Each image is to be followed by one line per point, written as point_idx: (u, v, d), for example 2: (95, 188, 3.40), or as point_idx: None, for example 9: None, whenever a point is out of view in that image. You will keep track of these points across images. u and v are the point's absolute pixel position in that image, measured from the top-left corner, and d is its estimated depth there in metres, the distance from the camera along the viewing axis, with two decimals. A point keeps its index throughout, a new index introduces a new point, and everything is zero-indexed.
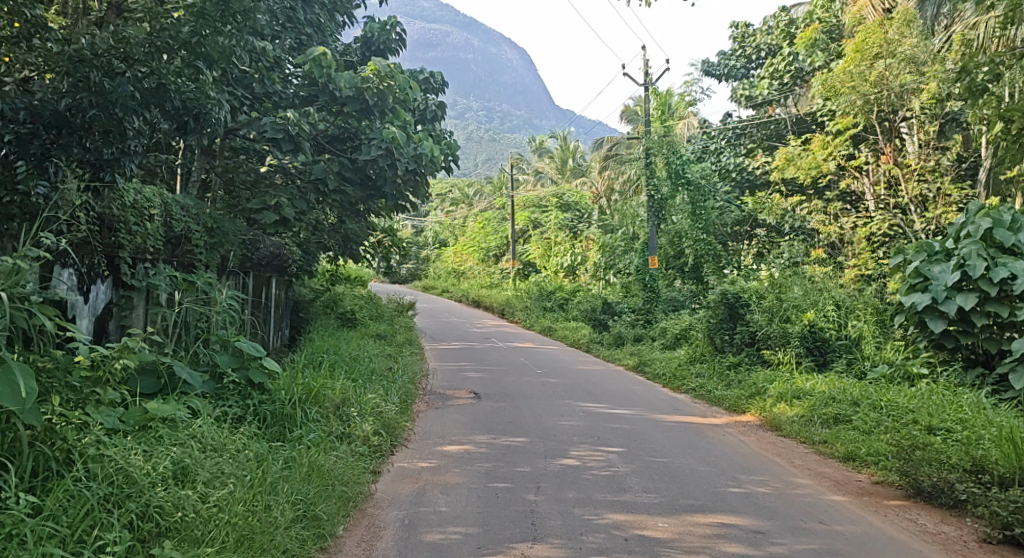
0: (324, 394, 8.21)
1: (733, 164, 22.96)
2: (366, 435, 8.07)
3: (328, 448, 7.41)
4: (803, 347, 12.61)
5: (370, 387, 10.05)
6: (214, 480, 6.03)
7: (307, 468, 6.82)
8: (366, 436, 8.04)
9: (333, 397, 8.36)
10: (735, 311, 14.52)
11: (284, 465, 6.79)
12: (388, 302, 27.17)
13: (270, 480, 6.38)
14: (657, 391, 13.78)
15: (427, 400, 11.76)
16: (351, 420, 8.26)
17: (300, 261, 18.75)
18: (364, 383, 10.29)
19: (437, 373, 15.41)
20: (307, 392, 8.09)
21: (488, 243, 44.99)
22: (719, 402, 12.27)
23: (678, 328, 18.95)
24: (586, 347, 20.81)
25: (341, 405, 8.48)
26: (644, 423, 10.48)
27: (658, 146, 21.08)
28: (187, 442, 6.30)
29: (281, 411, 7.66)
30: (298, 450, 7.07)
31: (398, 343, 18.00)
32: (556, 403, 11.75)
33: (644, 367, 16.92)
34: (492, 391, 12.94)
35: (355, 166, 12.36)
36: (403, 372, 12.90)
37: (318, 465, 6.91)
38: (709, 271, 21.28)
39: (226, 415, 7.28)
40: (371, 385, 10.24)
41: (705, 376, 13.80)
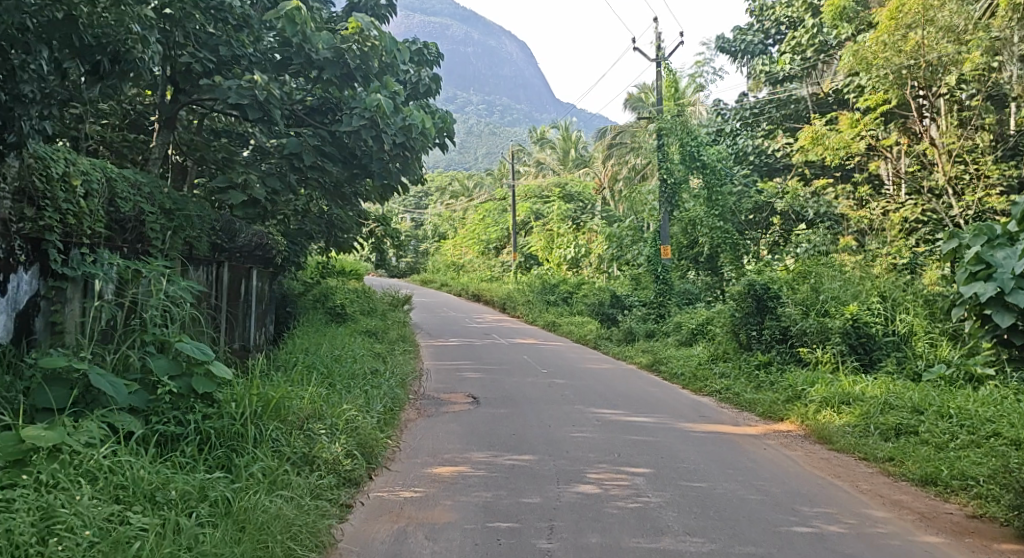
0: (285, 407, 6.77)
1: (751, 147, 21.48)
2: (335, 460, 6.62)
3: (280, 483, 5.97)
4: (845, 344, 11.12)
5: (350, 394, 8.56)
6: (85, 548, 4.65)
7: (240, 519, 5.37)
8: (334, 460, 6.59)
9: (297, 410, 6.91)
10: (764, 305, 12.99)
11: (209, 515, 5.36)
12: (382, 297, 25.73)
13: (182, 543, 4.95)
14: (678, 393, 12.31)
15: (420, 407, 10.29)
16: (319, 439, 6.80)
17: (285, 251, 17.29)
18: (345, 390, 8.80)
19: (433, 374, 13.93)
20: (266, 403, 6.66)
21: (489, 236, 43.48)
22: (751, 407, 10.79)
23: (695, 324, 17.50)
24: (594, 343, 19.34)
25: (310, 420, 7.00)
26: (670, 435, 9.00)
27: (670, 126, 19.68)
28: (63, 488, 4.95)
29: (229, 428, 6.25)
30: (235, 491, 5.63)
31: (391, 340, 16.53)
32: (566, 411, 10.26)
33: (659, 365, 15.45)
34: (494, 395, 11.46)
35: (338, 141, 10.87)
36: (393, 374, 11.42)
37: (258, 514, 5.43)
38: (726, 262, 19.79)
39: (151, 437, 5.90)
40: (351, 391, 8.75)
41: (732, 376, 12.33)
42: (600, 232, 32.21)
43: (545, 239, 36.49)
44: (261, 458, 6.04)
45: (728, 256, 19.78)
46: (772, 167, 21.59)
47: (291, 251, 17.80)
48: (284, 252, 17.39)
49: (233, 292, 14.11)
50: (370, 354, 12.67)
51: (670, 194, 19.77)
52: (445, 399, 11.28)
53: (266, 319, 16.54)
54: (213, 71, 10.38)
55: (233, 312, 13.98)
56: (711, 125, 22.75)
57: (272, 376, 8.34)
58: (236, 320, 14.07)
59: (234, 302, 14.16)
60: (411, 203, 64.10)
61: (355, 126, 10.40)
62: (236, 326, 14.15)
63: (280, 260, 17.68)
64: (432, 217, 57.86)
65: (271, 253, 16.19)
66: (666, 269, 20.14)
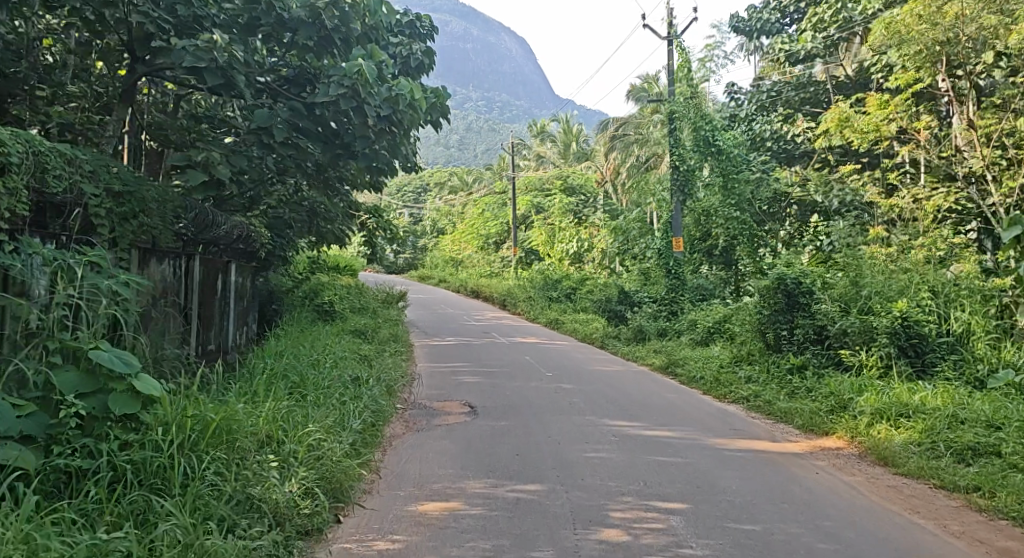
0: (232, 437, 5.99)
1: (768, 132, 20.10)
2: (288, 502, 5.69)
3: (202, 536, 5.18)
4: (894, 346, 9.87)
5: (325, 412, 7.29)
6: None
7: None
8: (286, 503, 5.67)
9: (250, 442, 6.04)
10: (796, 301, 11.65)
11: None
12: (377, 293, 24.40)
13: None
14: (700, 400, 11.05)
15: (410, 420, 9.03)
16: (273, 475, 5.88)
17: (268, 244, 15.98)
18: (320, 405, 7.52)
19: (427, 378, 12.67)
20: (190, 429, 5.84)
21: (488, 230, 42.06)
22: (787, 418, 9.49)
23: (712, 322, 16.20)
24: (601, 343, 18.01)
25: (249, 448, 6.05)
26: (701, 455, 7.69)
27: (684, 107, 18.86)
28: None
29: (153, 462, 5.53)
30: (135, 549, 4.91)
31: (382, 341, 15.19)
32: (576, 422, 8.98)
33: (674, 368, 14.10)
34: (495, 404, 10.16)
35: (315, 115, 9.46)
36: (381, 380, 10.12)
37: None
38: (743, 255, 18.44)
39: (60, 470, 5.28)
40: (327, 406, 7.45)
41: (762, 384, 11.01)
42: (605, 226, 30.80)
43: (546, 234, 35.12)
44: (180, 506, 5.31)
45: (746, 249, 18.44)
46: (790, 154, 20.20)
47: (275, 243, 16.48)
48: (267, 245, 16.08)
49: (207, 288, 12.82)
50: (356, 357, 11.34)
51: (684, 180, 18.98)
52: (440, 408, 9.99)
53: (246, 319, 15.22)
54: (171, 34, 8.94)
55: (207, 310, 12.69)
56: (725, 110, 21.43)
57: (233, 393, 7.11)
58: (210, 318, 12.78)
59: (208, 298, 12.88)
60: (410, 198, 62.69)
61: (332, 96, 9.01)
62: (210, 325, 12.85)
63: (264, 253, 16.38)
64: (430, 211, 56.45)
65: (252, 247, 14.88)
66: (677, 262, 18.83)
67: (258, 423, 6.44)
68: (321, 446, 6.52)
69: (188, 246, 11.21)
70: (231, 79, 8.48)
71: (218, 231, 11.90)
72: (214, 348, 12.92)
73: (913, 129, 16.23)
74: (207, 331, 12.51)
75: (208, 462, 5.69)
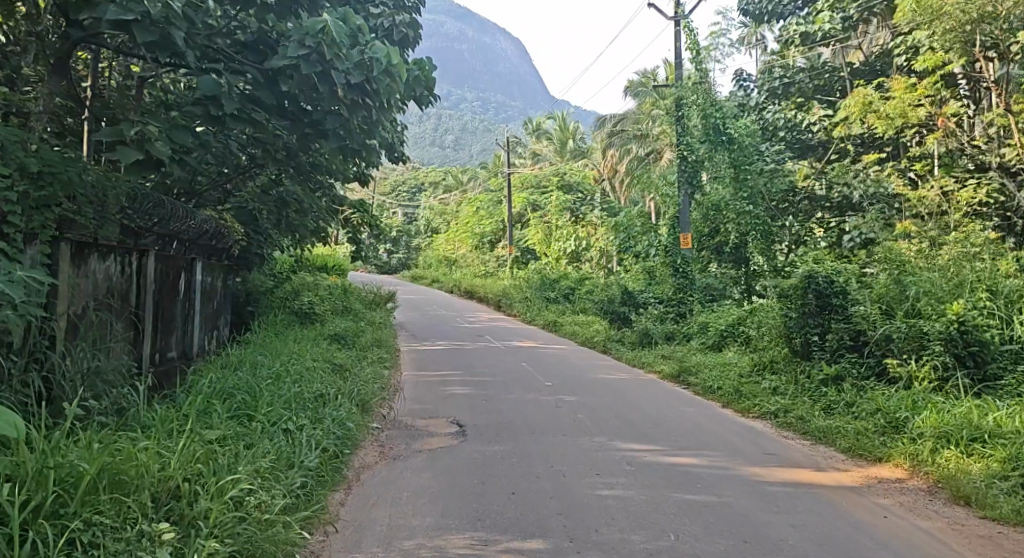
0: (111, 498, 4.74)
1: (781, 119, 18.44)
2: None
3: None
4: (949, 356, 8.60)
5: (268, 446, 5.94)
6: None
7: None
8: None
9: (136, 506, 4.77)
10: (828, 303, 10.31)
11: None
12: (364, 294, 22.97)
13: None
14: (722, 418, 9.74)
15: (384, 444, 7.66)
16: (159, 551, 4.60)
17: (242, 240, 14.59)
18: (266, 436, 6.16)
19: (413, 388, 11.38)
20: (48, 488, 4.62)
21: (482, 229, 40.59)
22: (828, 441, 8.13)
23: (725, 324, 14.85)
24: (604, 348, 16.70)
25: (137, 512, 4.76)
26: (736, 490, 6.30)
27: (693, 90, 17.22)
28: None
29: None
30: None
31: (363, 347, 13.80)
32: (582, 447, 7.62)
33: (687, 377, 12.71)
34: (487, 422, 8.79)
35: (276, 83, 8.05)
36: (355, 395, 8.74)
37: None
38: (755, 253, 17.16)
39: None
40: (276, 439, 6.12)
41: (793, 399, 9.63)
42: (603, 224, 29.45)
43: (542, 232, 33.69)
44: None
45: (760, 245, 16.85)
46: (804, 144, 18.59)
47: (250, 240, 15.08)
48: (241, 242, 14.68)
49: (167, 286, 11.44)
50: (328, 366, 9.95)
51: (691, 173, 17.43)
52: (422, 427, 8.62)
53: (217, 322, 13.85)
54: None
55: (167, 312, 11.31)
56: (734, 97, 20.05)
57: (153, 425, 5.79)
58: (171, 321, 11.42)
59: (169, 300, 11.51)
60: (404, 197, 61.17)
61: (292, 59, 7.59)
62: (171, 329, 11.48)
63: (236, 251, 14.99)
64: (424, 210, 54.99)
65: (221, 243, 13.49)
66: (686, 261, 17.44)
67: (166, 470, 5.11)
68: (249, 500, 5.18)
69: (141, 241, 9.84)
70: (167, 36, 7.11)
71: (176, 224, 10.53)
72: (177, 356, 11.57)
73: (944, 115, 14.92)
74: (166, 335, 11.18)
75: (69, 538, 4.45)
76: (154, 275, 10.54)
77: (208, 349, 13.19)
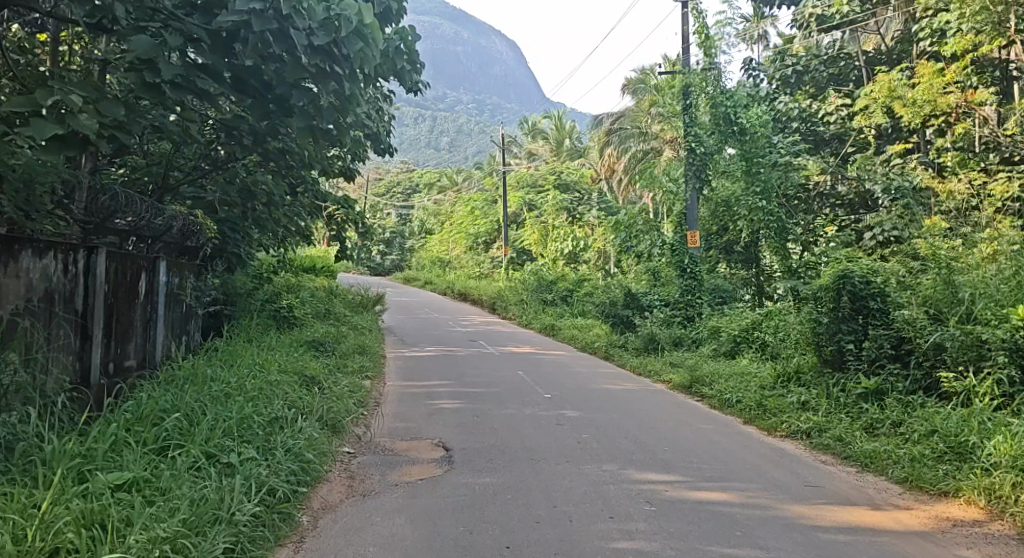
0: None
1: (796, 109, 17.13)
2: None
3: None
4: (1015, 369, 7.49)
5: (187, 493, 4.89)
6: None
7: None
8: None
9: None
10: (864, 306, 9.13)
11: None
12: (350, 296, 21.71)
13: None
14: (745, 438, 8.54)
15: (356, 474, 6.47)
16: None
17: (214, 238, 13.37)
18: (193, 480, 5.10)
19: (397, 402, 10.17)
20: None
21: (477, 229, 39.22)
22: (875, 469, 6.98)
23: (738, 328, 13.65)
24: (606, 354, 15.51)
25: None
26: (784, 541, 5.14)
27: (702, 76, 15.93)
28: None
29: None
30: None
31: (343, 355, 12.57)
32: (589, 478, 6.44)
33: (700, 388, 11.50)
34: (478, 445, 7.60)
35: (231, 50, 6.89)
36: (325, 414, 7.53)
37: None
38: (768, 252, 15.98)
39: None
40: (205, 491, 4.99)
41: (828, 417, 8.45)
42: (602, 223, 28.28)
43: (538, 233, 32.47)
44: None
45: (773, 244, 15.63)
46: (819, 137, 17.30)
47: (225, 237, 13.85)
48: (212, 240, 13.46)
49: (124, 290, 9.91)
50: (296, 379, 8.73)
51: (699, 167, 15.92)
52: (402, 451, 7.41)
53: (184, 327, 12.49)
54: None
55: (124, 318, 9.94)
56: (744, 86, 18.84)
57: (45, 469, 4.76)
58: (130, 328, 10.06)
59: (128, 303, 10.07)
60: (398, 197, 59.90)
61: (243, 15, 6.42)
62: (131, 336, 10.05)
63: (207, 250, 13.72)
64: (418, 211, 53.81)
65: (190, 239, 12.21)
66: (694, 261, 16.20)
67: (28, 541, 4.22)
68: None
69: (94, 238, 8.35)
70: None
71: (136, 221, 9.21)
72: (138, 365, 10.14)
73: (973, 102, 13.74)
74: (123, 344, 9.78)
75: None
76: (108, 276, 9.06)
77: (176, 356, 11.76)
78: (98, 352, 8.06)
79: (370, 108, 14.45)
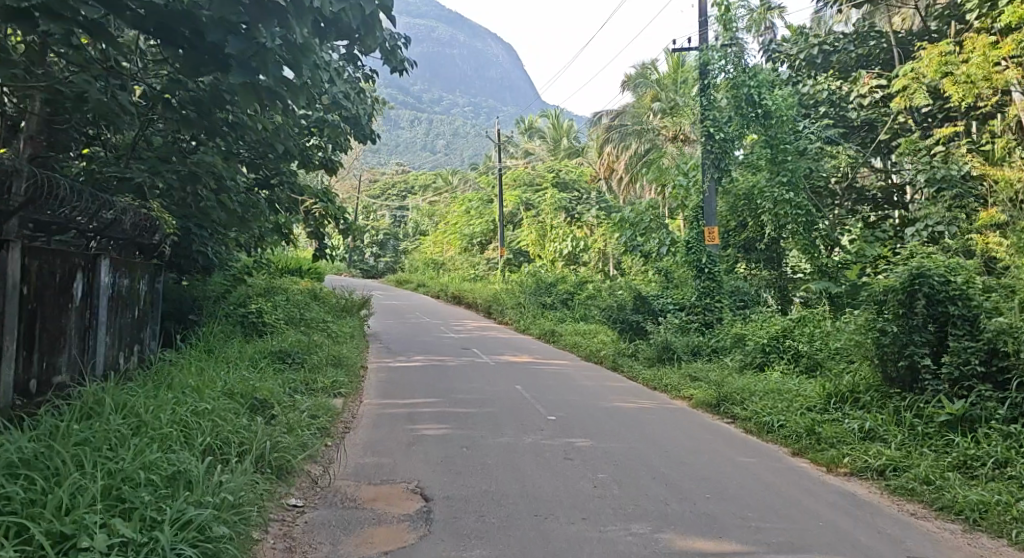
0: None
1: (825, 91, 15.28)
2: None
3: None
4: None
5: None
6: None
7: None
8: None
9: None
10: (943, 311, 7.51)
11: None
12: (333, 300, 19.94)
13: None
14: (795, 473, 6.95)
15: (300, 544, 4.89)
16: None
17: (172, 234, 11.61)
18: None
19: (374, 425, 8.52)
20: None
21: (471, 230, 37.48)
22: (986, 527, 5.49)
23: (767, 336, 11.94)
24: (613, 364, 13.83)
25: None
26: None
27: (719, 52, 14.07)
28: None
29: None
30: None
31: (314, 369, 10.86)
32: (614, 551, 4.83)
33: (729, 405, 9.84)
34: (465, 491, 5.92)
35: None
36: (265, 451, 5.84)
37: None
38: (794, 250, 14.33)
39: None
40: None
41: (904, 451, 6.86)
42: (604, 222, 26.56)
43: (536, 233, 30.72)
44: None
45: (801, 242, 13.95)
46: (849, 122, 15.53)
47: (190, 232, 12.02)
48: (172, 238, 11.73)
49: (67, 290, 7.98)
50: (239, 404, 7.00)
51: (719, 155, 14.12)
52: (366, 500, 5.77)
53: (144, 337, 10.43)
54: None
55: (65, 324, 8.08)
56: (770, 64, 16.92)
57: None
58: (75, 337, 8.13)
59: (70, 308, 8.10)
60: (392, 196, 58.19)
61: None
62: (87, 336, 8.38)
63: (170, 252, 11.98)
64: (412, 211, 52.04)
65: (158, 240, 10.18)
66: (712, 260, 14.39)
67: None
68: None
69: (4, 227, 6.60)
70: None
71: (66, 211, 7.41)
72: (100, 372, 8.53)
73: None
74: (66, 352, 7.89)
75: None
76: (32, 270, 7.29)
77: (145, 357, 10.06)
78: (9, 367, 6.51)
79: (346, 86, 12.71)
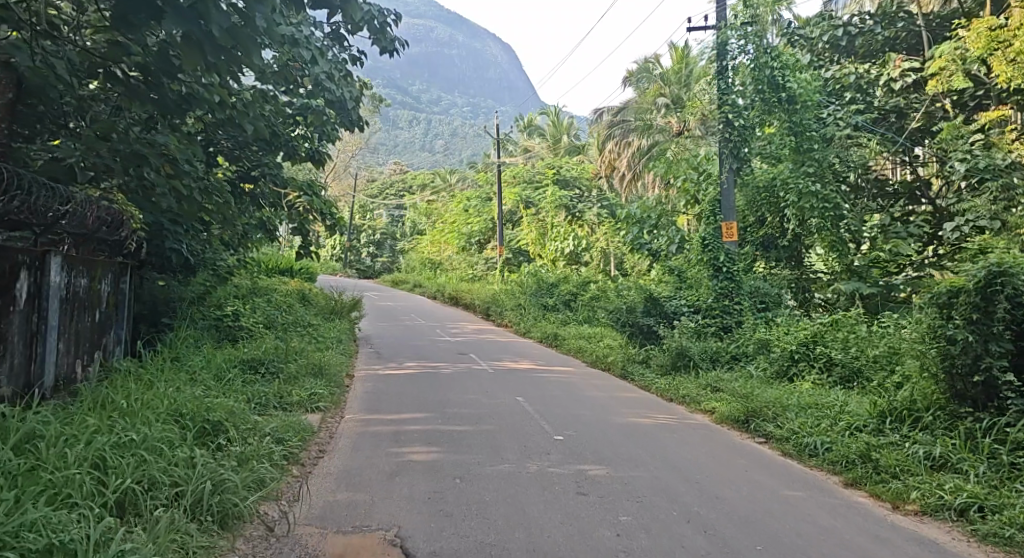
0: None
1: (853, 73, 13.96)
2: None
3: None
4: None
5: None
6: None
7: None
8: None
9: None
10: None
11: None
12: (321, 301, 18.74)
13: None
14: (849, 510, 5.87)
15: None
16: None
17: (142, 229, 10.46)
18: None
19: (353, 446, 7.39)
20: None
21: (470, 228, 36.27)
22: None
23: (795, 341, 10.72)
24: (623, 371, 12.69)
25: None
26: None
27: (738, 31, 12.62)
28: None
29: None
30: None
31: (291, 380, 9.69)
32: None
33: (758, 421, 8.68)
34: (457, 545, 4.83)
35: None
36: (203, 495, 4.79)
37: None
38: (818, 246, 13.15)
39: None
40: None
41: (987, 487, 5.79)
42: (607, 220, 25.39)
43: (537, 232, 29.55)
44: None
45: (828, 238, 12.79)
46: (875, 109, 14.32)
47: (160, 227, 10.84)
48: (146, 234, 10.58)
49: (11, 294, 6.84)
50: (185, 430, 5.85)
51: (737, 144, 12.63)
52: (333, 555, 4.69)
53: (109, 342, 9.35)
54: None
55: (17, 332, 6.95)
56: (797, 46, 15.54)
57: None
58: (22, 348, 7.01)
59: (19, 315, 6.98)
60: (388, 195, 56.97)
61: None
62: (33, 344, 7.24)
63: (147, 250, 10.84)
64: (409, 210, 50.84)
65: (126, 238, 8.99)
66: (729, 257, 13.10)
67: None
68: None
69: None
70: None
71: None
72: (49, 387, 7.38)
73: None
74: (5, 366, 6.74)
75: None
76: None
77: (108, 363, 8.88)
78: None
79: (331, 66, 11.54)
